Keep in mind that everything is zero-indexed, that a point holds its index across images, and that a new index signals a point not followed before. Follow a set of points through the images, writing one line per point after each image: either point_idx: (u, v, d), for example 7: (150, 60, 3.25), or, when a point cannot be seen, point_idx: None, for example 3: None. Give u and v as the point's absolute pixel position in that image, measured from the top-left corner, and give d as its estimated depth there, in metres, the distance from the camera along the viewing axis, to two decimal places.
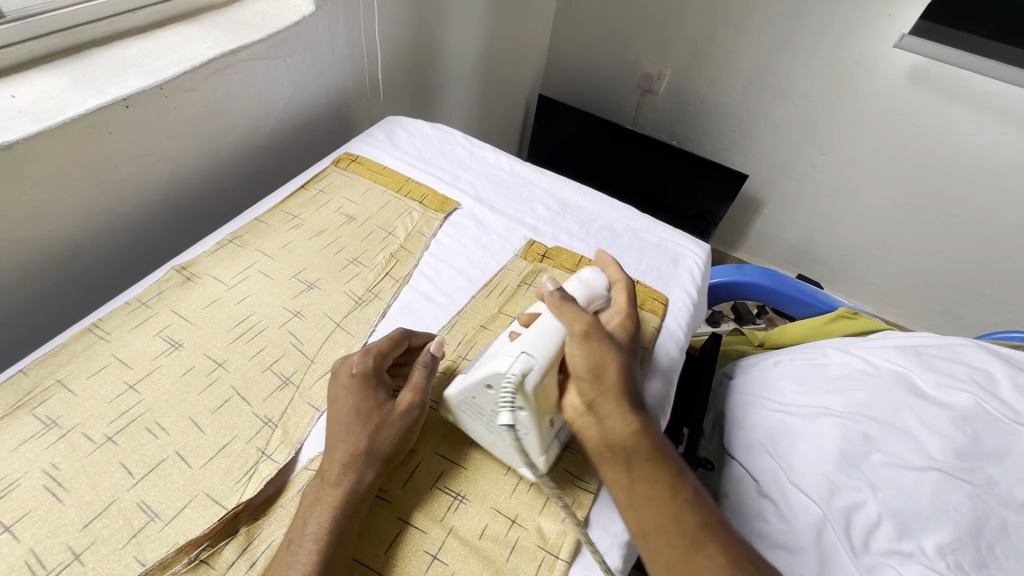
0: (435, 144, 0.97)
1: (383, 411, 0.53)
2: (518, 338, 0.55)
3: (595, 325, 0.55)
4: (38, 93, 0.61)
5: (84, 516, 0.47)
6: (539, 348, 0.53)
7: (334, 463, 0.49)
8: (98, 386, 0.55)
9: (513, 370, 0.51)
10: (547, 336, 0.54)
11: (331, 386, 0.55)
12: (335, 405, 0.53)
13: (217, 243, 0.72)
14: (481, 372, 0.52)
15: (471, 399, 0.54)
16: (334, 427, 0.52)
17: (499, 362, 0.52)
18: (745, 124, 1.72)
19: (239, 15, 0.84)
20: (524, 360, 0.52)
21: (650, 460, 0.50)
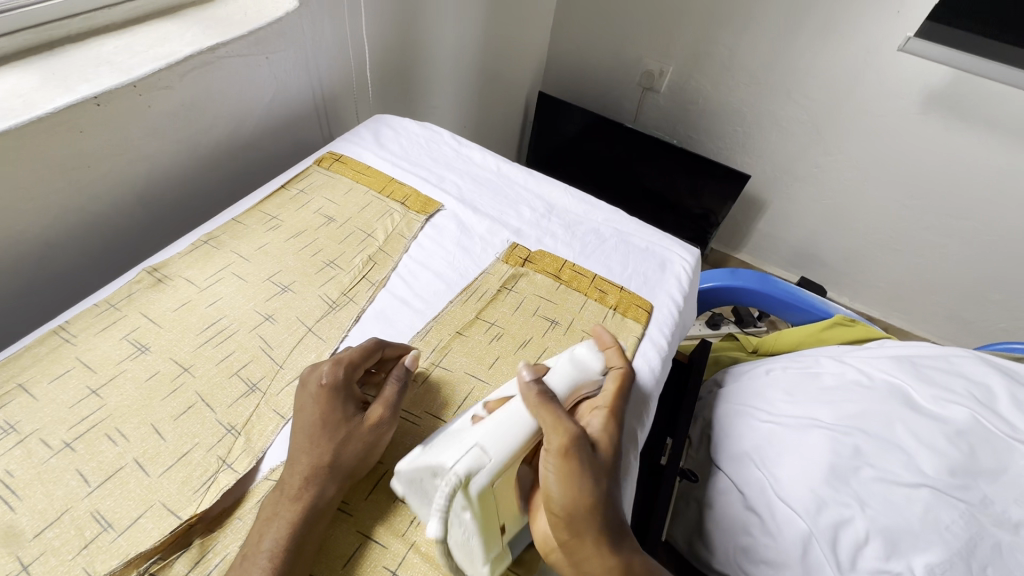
0: (422, 143, 0.96)
1: (350, 424, 0.51)
2: (476, 426, 0.50)
3: (573, 447, 0.48)
4: (6, 90, 0.60)
5: (35, 525, 0.46)
6: (495, 444, 0.48)
7: (294, 477, 0.48)
8: (60, 389, 0.54)
9: (457, 467, 0.46)
10: (508, 431, 0.49)
11: (298, 394, 0.54)
12: (300, 417, 0.52)
13: (192, 244, 0.70)
14: (426, 462, 0.47)
15: (413, 487, 0.49)
16: (298, 439, 0.50)
17: (446, 454, 0.47)
18: (748, 124, 1.68)
19: (220, 11, 0.82)
20: (475, 456, 0.47)
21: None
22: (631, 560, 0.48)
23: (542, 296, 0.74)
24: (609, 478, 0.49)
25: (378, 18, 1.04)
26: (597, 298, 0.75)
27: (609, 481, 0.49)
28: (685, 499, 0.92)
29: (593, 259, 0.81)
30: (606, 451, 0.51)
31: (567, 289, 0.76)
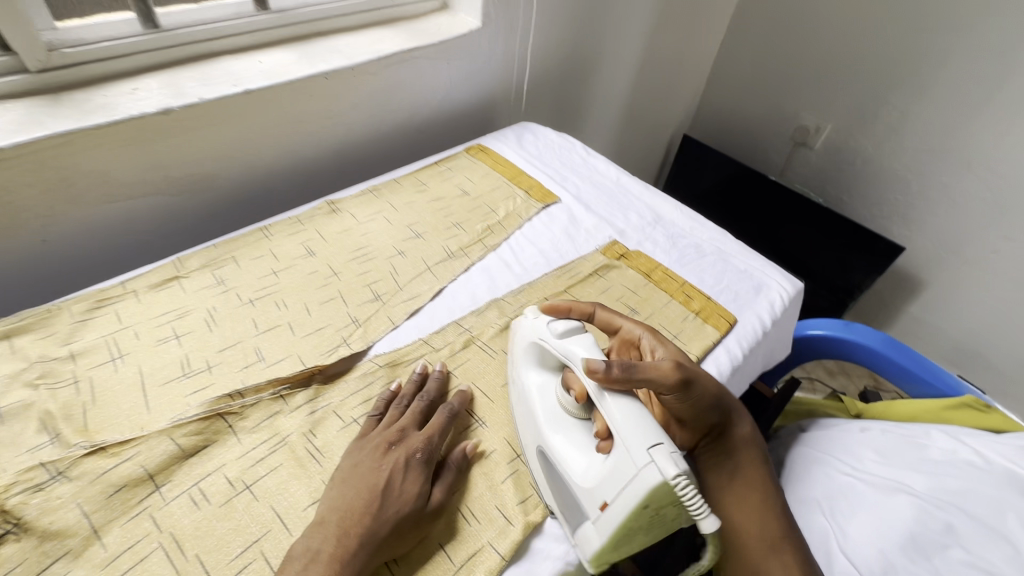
0: (555, 149, 1.09)
1: (418, 501, 0.50)
2: (621, 451, 0.47)
3: (680, 365, 0.57)
4: (274, 61, 0.86)
5: (221, 344, 0.65)
6: (659, 435, 0.46)
7: (356, 541, 0.46)
8: (255, 265, 0.75)
9: (666, 473, 0.43)
10: (647, 421, 0.47)
11: (375, 453, 0.52)
12: (375, 475, 0.50)
13: (361, 191, 0.91)
14: (632, 501, 0.45)
15: (629, 532, 0.47)
16: (364, 498, 0.49)
17: (639, 480, 0.44)
18: (912, 193, 1.52)
19: (423, 24, 1.05)
20: (664, 452, 0.45)
21: (751, 456, 0.64)
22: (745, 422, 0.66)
23: (629, 288, 0.80)
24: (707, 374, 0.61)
25: (542, 43, 1.21)
26: (681, 300, 0.79)
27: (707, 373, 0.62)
28: None
29: (687, 269, 0.85)
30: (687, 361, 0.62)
31: (654, 287, 0.81)
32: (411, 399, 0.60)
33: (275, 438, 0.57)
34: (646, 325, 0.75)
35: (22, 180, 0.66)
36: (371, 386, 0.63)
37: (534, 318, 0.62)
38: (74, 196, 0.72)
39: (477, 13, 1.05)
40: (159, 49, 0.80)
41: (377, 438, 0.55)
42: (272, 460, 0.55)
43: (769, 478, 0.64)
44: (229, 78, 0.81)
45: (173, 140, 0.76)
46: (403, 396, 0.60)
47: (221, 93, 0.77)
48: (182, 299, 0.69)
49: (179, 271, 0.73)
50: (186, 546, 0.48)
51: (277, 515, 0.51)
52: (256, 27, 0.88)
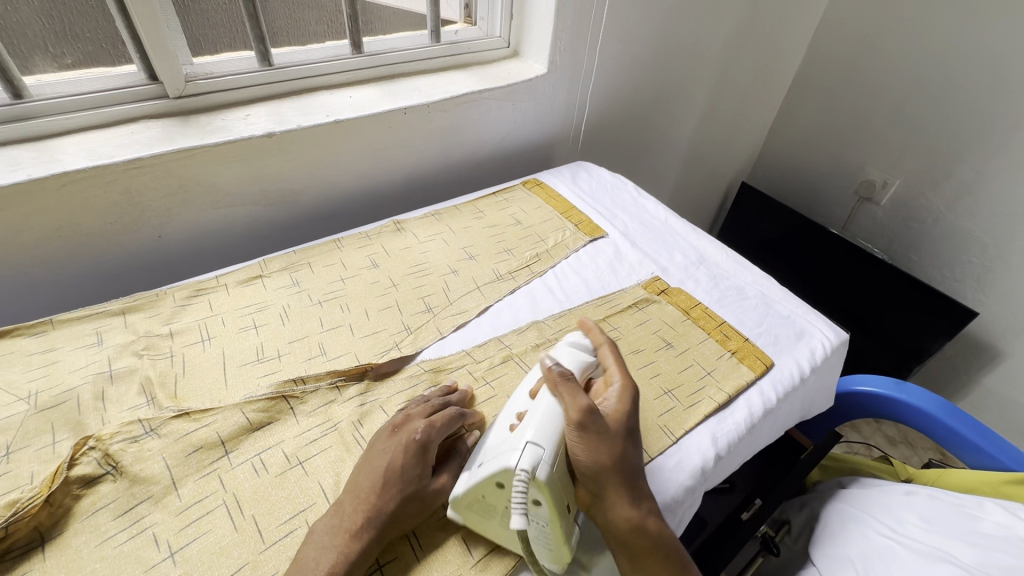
0: (608, 188, 1.14)
1: (423, 483, 0.55)
2: (517, 431, 0.54)
3: (594, 414, 0.54)
4: (362, 97, 0.99)
5: (290, 337, 0.74)
6: (545, 438, 0.52)
7: (364, 516, 0.51)
8: (326, 271, 0.85)
9: (519, 463, 0.50)
10: (549, 423, 0.53)
11: (384, 437, 0.57)
12: (381, 459, 0.55)
13: (424, 214, 1.00)
14: (488, 470, 0.51)
15: (478, 503, 0.53)
16: (370, 478, 0.53)
17: (501, 457, 0.52)
18: (987, 257, 1.44)
19: (495, 69, 1.15)
20: (533, 451, 0.51)
21: (654, 553, 0.53)
22: (652, 511, 0.54)
23: (667, 323, 0.83)
24: (625, 439, 0.56)
25: (603, 90, 1.29)
26: (718, 339, 0.81)
27: (628, 439, 0.56)
28: None
29: (727, 309, 0.87)
30: (618, 421, 0.57)
31: (691, 324, 0.83)
32: (429, 396, 0.65)
33: (327, 423, 0.64)
34: (680, 360, 0.78)
35: (150, 183, 0.79)
36: (415, 387, 0.69)
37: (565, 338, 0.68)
38: (188, 200, 0.84)
39: (544, 61, 1.14)
40: (269, 83, 0.94)
41: (387, 424, 0.60)
42: (323, 441, 0.62)
43: None
44: (323, 110, 0.93)
45: (270, 159, 0.88)
46: (423, 395, 0.65)
47: (315, 122, 0.89)
48: (263, 295, 0.79)
49: (263, 271, 0.83)
50: (244, 506, 0.55)
51: (321, 491, 0.57)
52: (351, 67, 1.01)
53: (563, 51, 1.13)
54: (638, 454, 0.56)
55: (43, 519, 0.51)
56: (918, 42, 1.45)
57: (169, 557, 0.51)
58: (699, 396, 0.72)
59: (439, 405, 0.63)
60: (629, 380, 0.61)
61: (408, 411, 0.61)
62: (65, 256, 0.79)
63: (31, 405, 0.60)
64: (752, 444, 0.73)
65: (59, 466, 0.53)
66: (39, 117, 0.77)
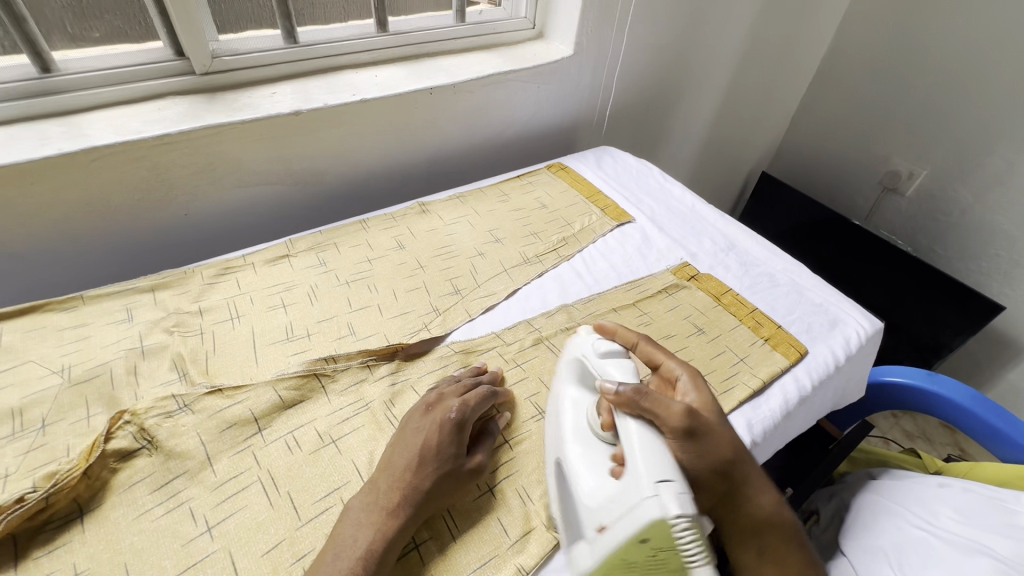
0: (633, 173, 1.12)
1: (459, 461, 0.54)
2: (629, 478, 0.45)
3: (693, 413, 0.50)
4: (388, 76, 0.97)
5: (319, 316, 0.73)
6: (671, 471, 0.44)
7: (401, 495, 0.50)
8: (352, 252, 0.84)
9: (668, 511, 0.41)
10: (660, 453, 0.46)
11: (417, 415, 0.57)
12: (415, 437, 0.54)
13: (449, 196, 0.98)
14: (625, 531, 0.42)
15: (620, 565, 0.44)
16: (405, 456, 0.53)
17: (635, 512, 0.42)
18: (1017, 250, 1.41)
19: (519, 50, 1.13)
20: (674, 491, 0.42)
21: (780, 534, 0.56)
22: (773, 494, 0.56)
23: (698, 309, 0.82)
24: (729, 430, 0.55)
25: (628, 74, 1.27)
26: (751, 326, 0.79)
27: (730, 428, 0.55)
28: None
29: (758, 296, 0.85)
30: (713, 413, 0.55)
31: (723, 310, 0.82)
32: (458, 376, 0.64)
33: (359, 402, 0.63)
34: (712, 346, 0.76)
35: (177, 160, 0.78)
36: (446, 368, 0.68)
37: (577, 343, 0.62)
38: (214, 177, 0.84)
39: (570, 43, 1.12)
40: (295, 61, 0.93)
41: (419, 403, 0.59)
42: (355, 420, 0.61)
43: (801, 559, 0.55)
44: (349, 89, 0.92)
45: (297, 138, 0.87)
46: (452, 376, 0.65)
47: (341, 100, 0.88)
48: (290, 274, 0.79)
49: (290, 250, 0.83)
50: (280, 483, 0.55)
51: (355, 469, 0.57)
52: (376, 46, 1.00)
53: (590, 32, 1.11)
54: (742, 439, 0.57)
55: (82, 491, 0.51)
56: (952, 29, 1.41)
57: (206, 532, 0.50)
58: (733, 382, 0.71)
59: (470, 385, 0.62)
60: (695, 370, 0.60)
61: (438, 391, 0.61)
62: (93, 232, 0.78)
63: (65, 378, 0.60)
64: (785, 432, 0.72)
65: (95, 440, 0.53)
66: (68, 91, 0.76)
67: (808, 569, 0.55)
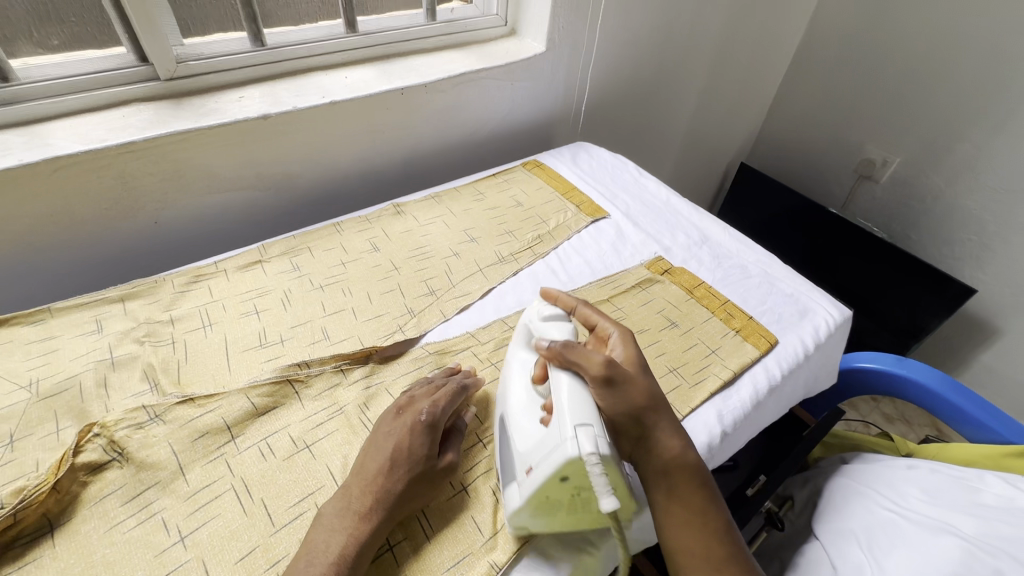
0: (608, 168, 1.13)
1: (431, 462, 0.55)
2: (554, 424, 0.51)
3: (612, 363, 0.55)
4: (359, 78, 0.97)
5: (293, 322, 0.73)
6: (589, 416, 0.50)
7: (374, 498, 0.51)
8: (327, 256, 0.84)
9: (583, 450, 0.47)
10: (582, 400, 0.52)
11: (389, 418, 0.57)
12: (386, 441, 0.55)
13: (424, 197, 0.98)
14: (548, 468, 0.48)
15: (545, 500, 0.50)
16: (375, 458, 0.53)
17: (557, 453, 0.48)
18: (987, 233, 1.44)
19: (491, 48, 1.13)
20: (589, 433, 0.48)
21: (691, 479, 0.55)
22: (683, 441, 0.56)
23: (671, 302, 0.83)
24: (643, 378, 0.57)
25: (603, 69, 1.27)
26: (722, 318, 0.81)
27: (647, 377, 0.58)
28: (770, 558, 0.91)
29: (731, 288, 0.86)
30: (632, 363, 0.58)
31: (696, 303, 0.83)
32: (430, 377, 0.65)
33: (333, 406, 0.63)
34: (685, 339, 0.77)
35: (144, 167, 0.78)
36: (421, 370, 0.69)
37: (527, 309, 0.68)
38: (184, 184, 0.83)
39: (543, 39, 1.12)
40: (264, 64, 0.92)
41: (391, 404, 0.60)
42: (329, 424, 0.61)
43: (710, 509, 0.54)
44: (318, 91, 0.91)
45: (267, 142, 0.87)
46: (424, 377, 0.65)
47: (311, 103, 0.87)
48: (264, 280, 0.79)
49: (263, 256, 0.82)
50: (253, 489, 0.55)
51: (330, 473, 0.57)
52: (345, 46, 0.99)
53: (562, 28, 1.11)
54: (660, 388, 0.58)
55: (52, 506, 0.51)
56: (921, 17, 1.43)
57: (179, 541, 0.51)
58: (705, 374, 0.72)
59: (440, 384, 0.63)
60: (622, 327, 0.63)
61: (408, 392, 0.61)
62: (60, 243, 0.77)
63: (33, 393, 0.60)
64: (756, 420, 0.73)
65: (64, 454, 0.53)
66: (28, 101, 0.75)
67: (714, 518, 0.54)
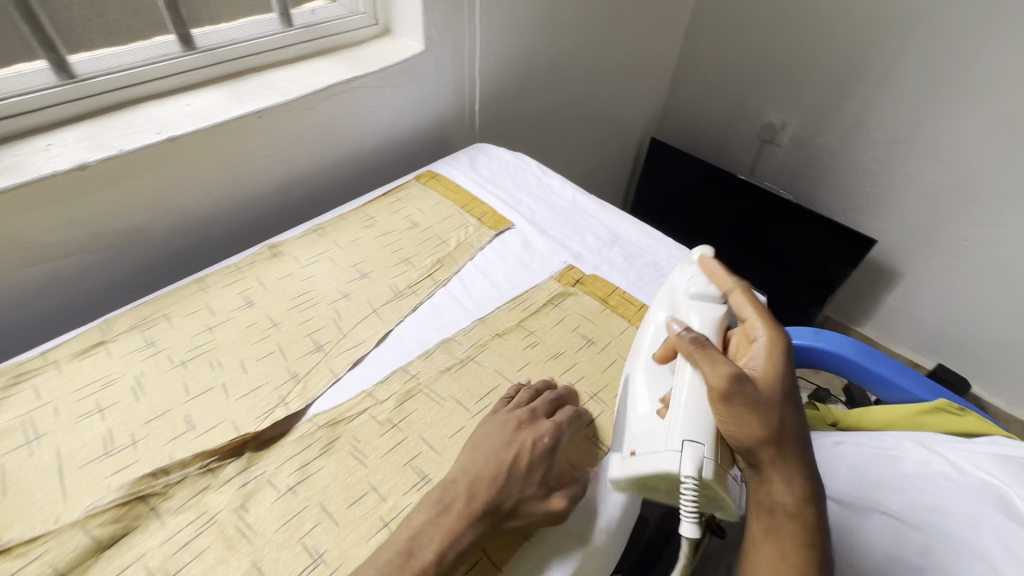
0: (509, 170, 1.06)
1: (541, 492, 0.53)
2: (666, 422, 0.53)
3: (737, 382, 0.52)
4: (203, 103, 0.83)
5: (147, 415, 0.61)
6: (702, 431, 0.51)
7: (481, 503, 0.50)
8: (189, 323, 0.71)
9: (684, 469, 0.50)
10: (701, 410, 0.52)
11: (509, 428, 0.56)
12: (504, 453, 0.53)
13: (304, 231, 0.87)
14: (645, 470, 0.52)
15: (643, 484, 0.55)
16: (487, 469, 0.52)
17: (660, 458, 0.51)
18: (881, 185, 1.51)
19: (363, 52, 1.01)
20: (694, 452, 0.50)
21: (797, 530, 0.53)
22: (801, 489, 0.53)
23: (586, 317, 0.77)
24: (779, 409, 0.53)
25: (492, 63, 1.19)
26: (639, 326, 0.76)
27: (784, 409, 0.53)
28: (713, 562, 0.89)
29: (645, 290, 0.82)
30: (770, 387, 0.53)
31: (611, 314, 0.78)
32: (536, 389, 0.63)
33: (203, 517, 0.53)
34: (603, 357, 0.72)
35: None
36: (309, 450, 0.59)
37: (679, 272, 0.69)
38: None
39: (419, 37, 1.01)
40: (75, 99, 0.76)
41: (509, 415, 0.58)
42: (198, 542, 0.51)
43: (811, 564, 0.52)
44: (153, 125, 0.77)
45: (92, 196, 0.72)
46: (530, 388, 0.63)
47: (141, 143, 0.73)
48: (108, 368, 0.65)
49: (105, 335, 0.69)
50: None
51: None
52: (181, 68, 0.84)
53: (438, 23, 1.01)
54: (798, 427, 0.53)
55: None
56: None
57: None
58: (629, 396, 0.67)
59: (553, 404, 0.61)
60: (776, 335, 0.57)
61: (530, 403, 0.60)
62: None
63: None
64: None
65: None
66: None
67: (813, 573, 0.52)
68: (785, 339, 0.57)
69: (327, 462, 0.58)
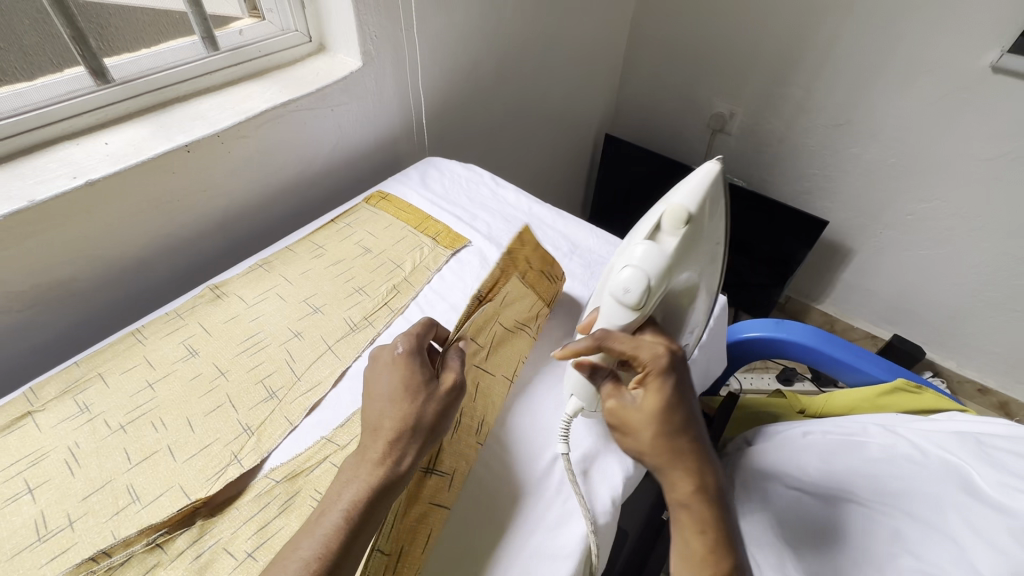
0: (462, 184, 1.03)
1: (425, 384, 0.57)
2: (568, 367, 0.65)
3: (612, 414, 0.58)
4: (125, 140, 0.77)
5: (85, 489, 0.56)
6: (579, 391, 0.62)
7: (391, 431, 0.53)
8: (126, 381, 0.66)
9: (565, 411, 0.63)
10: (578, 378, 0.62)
11: (371, 366, 0.59)
12: (382, 385, 0.56)
13: (249, 268, 0.83)
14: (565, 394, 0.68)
15: None
16: (379, 402, 0.55)
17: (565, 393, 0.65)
18: (828, 167, 1.55)
19: (298, 72, 0.96)
20: (573, 403, 0.62)
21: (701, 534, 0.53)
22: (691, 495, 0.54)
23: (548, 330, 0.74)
24: (655, 432, 0.55)
25: (435, 73, 1.15)
26: None
27: (660, 429, 0.55)
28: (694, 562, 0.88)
29: None
30: (642, 413, 0.55)
31: None
32: None
33: None
34: None
35: None
36: (267, 509, 0.56)
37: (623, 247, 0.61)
38: None
39: (356, 52, 0.97)
40: None
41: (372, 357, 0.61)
42: None
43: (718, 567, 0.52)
44: (69, 169, 0.71)
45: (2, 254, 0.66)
46: None
47: (55, 191, 0.67)
48: (36, 442, 0.60)
49: (32, 405, 0.63)
50: None
51: None
52: (95, 104, 0.78)
53: (374, 37, 0.97)
54: (680, 440, 0.54)
55: None
56: None
57: None
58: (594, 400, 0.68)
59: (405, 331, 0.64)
60: (645, 362, 0.55)
61: (419, 334, 0.61)
62: None
63: None
64: None
65: None
66: None
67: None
68: (655, 369, 0.55)
69: (288, 520, 0.55)
